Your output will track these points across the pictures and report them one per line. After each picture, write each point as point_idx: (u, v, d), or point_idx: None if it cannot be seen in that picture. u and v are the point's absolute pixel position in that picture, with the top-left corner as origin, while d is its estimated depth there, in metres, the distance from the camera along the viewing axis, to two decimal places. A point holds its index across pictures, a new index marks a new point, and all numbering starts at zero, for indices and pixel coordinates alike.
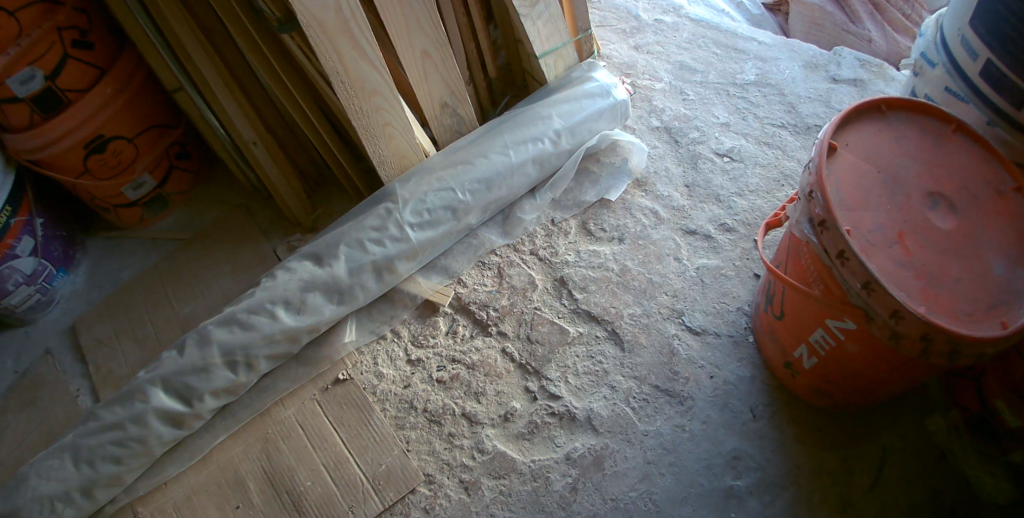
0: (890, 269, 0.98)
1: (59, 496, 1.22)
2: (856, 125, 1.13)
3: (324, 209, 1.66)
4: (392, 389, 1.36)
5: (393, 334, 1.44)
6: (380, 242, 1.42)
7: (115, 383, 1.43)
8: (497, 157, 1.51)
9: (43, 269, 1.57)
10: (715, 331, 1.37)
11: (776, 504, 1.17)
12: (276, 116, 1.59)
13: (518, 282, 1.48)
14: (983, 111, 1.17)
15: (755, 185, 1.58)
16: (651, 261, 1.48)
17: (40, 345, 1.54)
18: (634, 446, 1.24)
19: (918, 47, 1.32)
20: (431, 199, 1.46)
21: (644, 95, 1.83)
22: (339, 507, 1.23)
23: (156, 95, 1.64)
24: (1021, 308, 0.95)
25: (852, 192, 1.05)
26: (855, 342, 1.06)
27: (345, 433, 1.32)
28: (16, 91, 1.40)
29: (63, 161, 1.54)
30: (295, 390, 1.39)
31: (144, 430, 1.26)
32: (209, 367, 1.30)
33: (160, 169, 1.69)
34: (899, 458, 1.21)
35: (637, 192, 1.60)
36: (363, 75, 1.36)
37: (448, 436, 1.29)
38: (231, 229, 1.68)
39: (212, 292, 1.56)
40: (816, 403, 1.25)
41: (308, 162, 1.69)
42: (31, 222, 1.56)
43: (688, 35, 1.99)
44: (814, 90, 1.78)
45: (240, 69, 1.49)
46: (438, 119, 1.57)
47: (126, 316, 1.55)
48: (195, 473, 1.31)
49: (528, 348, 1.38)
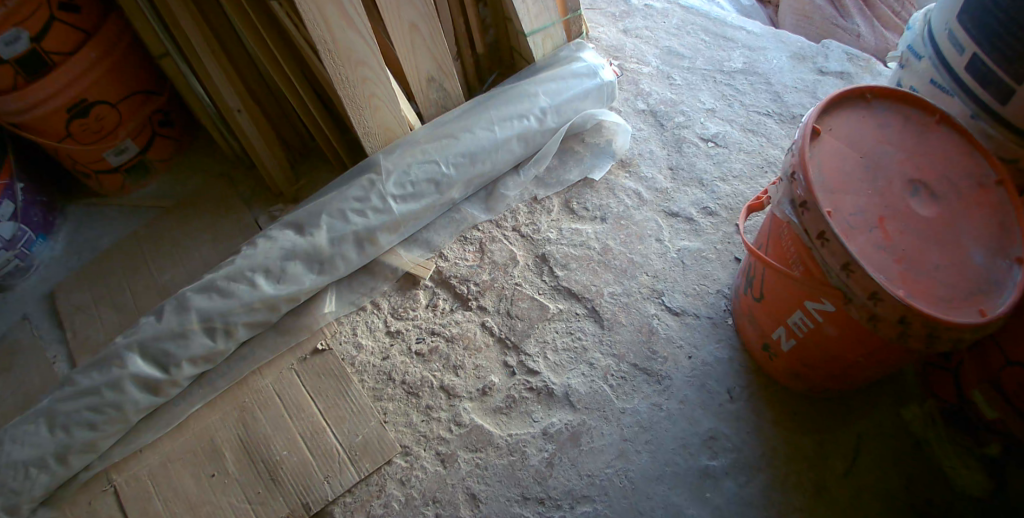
0: (870, 251, 0.99)
1: (33, 461, 1.21)
2: (839, 110, 1.14)
3: (308, 180, 1.66)
4: (371, 360, 1.36)
5: (374, 306, 1.44)
6: (363, 213, 1.42)
7: (92, 350, 1.42)
8: (483, 135, 1.51)
9: (22, 234, 1.57)
10: (694, 312, 1.38)
11: (750, 484, 1.18)
12: (262, 86, 1.58)
13: (499, 257, 1.48)
14: (967, 104, 1.18)
15: (738, 170, 1.59)
16: (633, 241, 1.48)
17: (18, 311, 1.53)
18: (611, 423, 1.25)
19: (906, 40, 1.32)
20: (416, 173, 1.46)
21: (631, 78, 1.83)
22: (315, 477, 1.23)
23: (141, 61, 1.63)
24: (998, 296, 0.97)
25: (833, 175, 1.05)
26: (833, 324, 1.06)
27: (323, 403, 1.32)
28: (1, 52, 1.38)
29: (46, 125, 1.53)
30: (274, 359, 1.38)
31: (120, 396, 1.25)
32: (187, 332, 1.30)
33: (142, 136, 1.68)
34: (874, 443, 1.22)
35: (622, 173, 1.61)
36: (351, 44, 1.36)
37: (426, 409, 1.29)
38: (214, 199, 1.67)
39: (193, 261, 1.55)
40: (792, 386, 1.26)
41: (294, 134, 1.68)
42: (11, 186, 1.55)
43: (677, 22, 2.00)
44: (801, 80, 1.79)
45: (228, 38, 1.48)
46: (424, 93, 1.56)
47: (106, 282, 1.54)
48: (171, 440, 1.30)
49: (507, 322, 1.38)
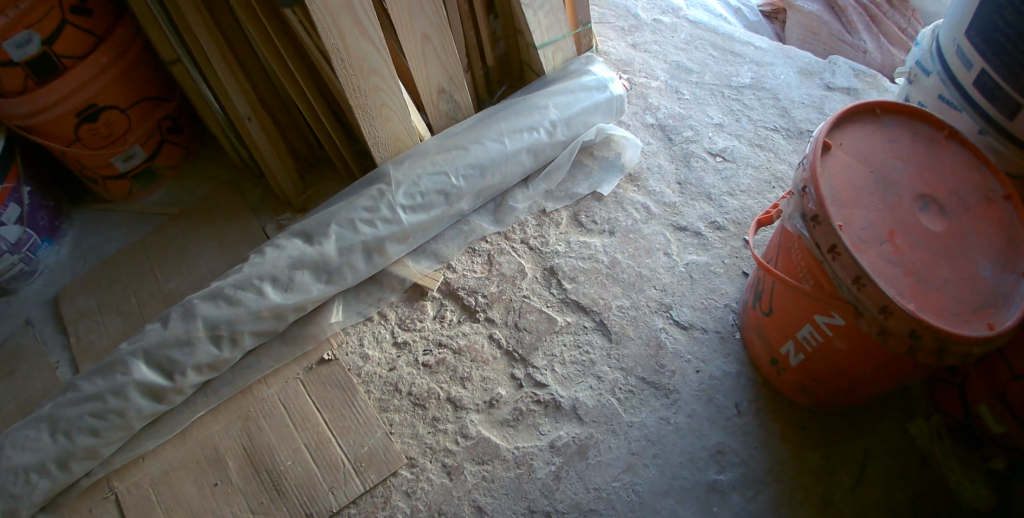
0: (880, 265, 0.99)
1: (34, 467, 1.19)
2: (850, 125, 1.14)
3: (316, 189, 1.66)
4: (377, 370, 1.36)
5: (381, 316, 1.44)
6: (371, 223, 1.42)
7: (96, 355, 1.41)
8: (492, 145, 1.51)
9: (28, 238, 1.56)
10: (702, 327, 1.37)
11: (757, 500, 1.17)
12: (272, 92, 1.58)
13: (508, 269, 1.48)
14: (975, 119, 1.19)
15: (746, 185, 1.60)
16: (642, 254, 1.48)
17: (21, 315, 1.52)
18: (619, 437, 1.24)
19: (914, 56, 1.33)
20: (425, 182, 1.46)
21: (640, 92, 1.84)
22: (320, 489, 1.22)
23: (152, 68, 1.63)
24: (1006, 310, 0.97)
25: (844, 189, 1.06)
26: (843, 338, 1.06)
27: (328, 413, 1.31)
28: (12, 54, 1.38)
29: (55, 128, 1.53)
30: (279, 368, 1.38)
31: (123, 403, 1.24)
32: (193, 339, 1.29)
33: (151, 142, 1.68)
34: (881, 460, 1.22)
35: (630, 187, 1.61)
36: (363, 53, 1.36)
37: (432, 420, 1.28)
38: (221, 206, 1.67)
39: (199, 268, 1.54)
40: (800, 401, 1.25)
41: (302, 141, 1.68)
42: (18, 189, 1.55)
43: (686, 37, 2.01)
44: (808, 96, 1.80)
45: (239, 44, 1.48)
46: (434, 104, 1.57)
47: (111, 288, 1.54)
48: (174, 448, 1.29)
49: (515, 334, 1.37)
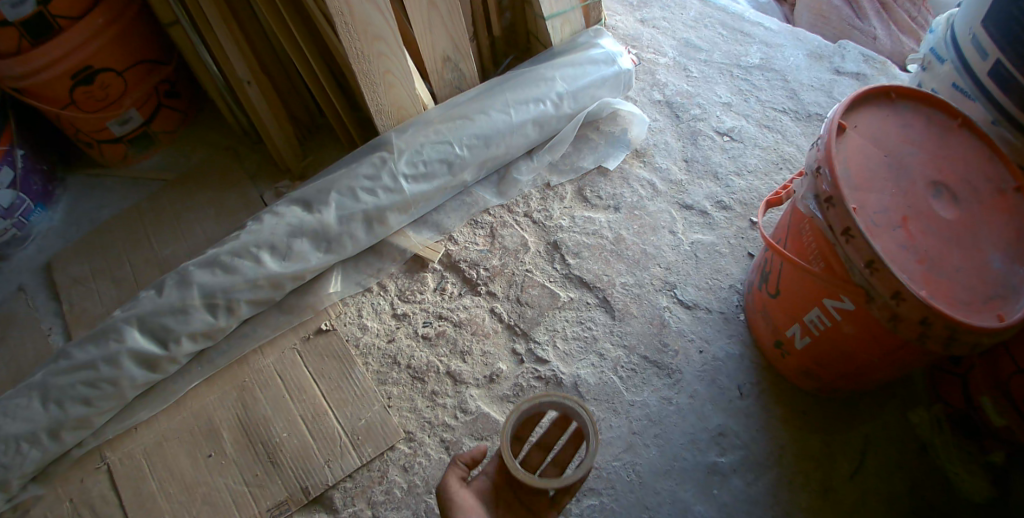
0: (893, 250, 0.96)
1: (25, 435, 1.17)
2: (865, 108, 1.11)
3: (315, 157, 1.63)
4: (375, 342, 1.33)
5: (380, 287, 1.41)
6: (372, 192, 1.39)
7: (88, 322, 1.39)
8: (496, 120, 1.48)
9: (21, 203, 1.53)
10: (707, 307, 1.35)
11: (758, 483, 1.15)
12: (273, 58, 1.54)
13: (510, 242, 1.45)
14: (988, 110, 1.15)
15: (753, 165, 1.57)
16: (646, 232, 1.45)
17: (13, 281, 1.49)
18: (620, 416, 1.22)
19: (928, 43, 1.29)
20: (428, 152, 1.43)
21: (647, 68, 1.81)
22: (316, 462, 1.20)
23: (147, 29, 1.59)
24: (1016, 302, 0.94)
25: (859, 172, 1.02)
26: (852, 323, 1.03)
27: (325, 385, 1.28)
28: (7, 14, 1.34)
29: (50, 90, 1.49)
30: (275, 338, 1.35)
31: (116, 371, 1.22)
32: (188, 307, 1.27)
33: (147, 106, 1.64)
34: (882, 446, 1.19)
35: (635, 163, 1.58)
36: (368, 17, 1.33)
37: (431, 394, 1.26)
38: (218, 174, 1.64)
39: (195, 236, 1.51)
40: (803, 385, 1.23)
41: (302, 108, 1.65)
42: (11, 152, 1.51)
43: (695, 14, 1.97)
44: (818, 79, 1.76)
45: (240, 7, 1.44)
46: (438, 73, 1.54)
47: (104, 255, 1.51)
48: (167, 418, 1.27)
49: (517, 309, 1.35)
